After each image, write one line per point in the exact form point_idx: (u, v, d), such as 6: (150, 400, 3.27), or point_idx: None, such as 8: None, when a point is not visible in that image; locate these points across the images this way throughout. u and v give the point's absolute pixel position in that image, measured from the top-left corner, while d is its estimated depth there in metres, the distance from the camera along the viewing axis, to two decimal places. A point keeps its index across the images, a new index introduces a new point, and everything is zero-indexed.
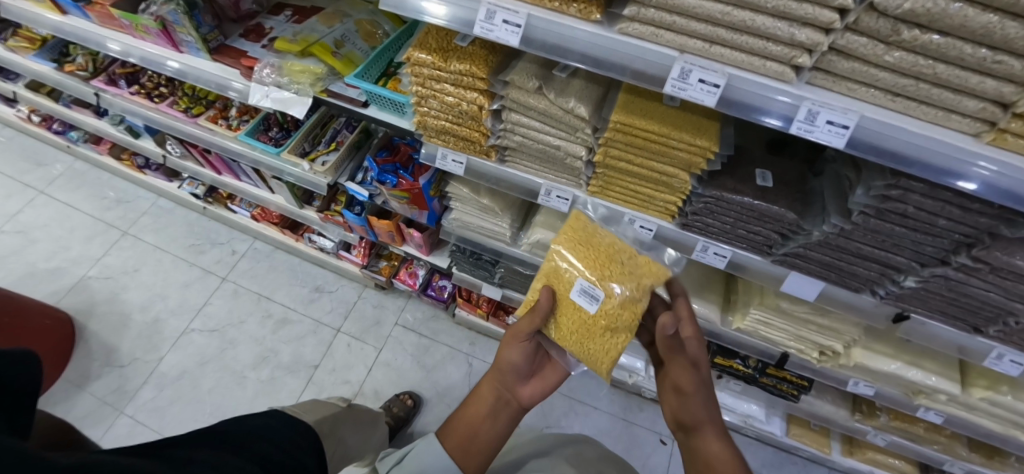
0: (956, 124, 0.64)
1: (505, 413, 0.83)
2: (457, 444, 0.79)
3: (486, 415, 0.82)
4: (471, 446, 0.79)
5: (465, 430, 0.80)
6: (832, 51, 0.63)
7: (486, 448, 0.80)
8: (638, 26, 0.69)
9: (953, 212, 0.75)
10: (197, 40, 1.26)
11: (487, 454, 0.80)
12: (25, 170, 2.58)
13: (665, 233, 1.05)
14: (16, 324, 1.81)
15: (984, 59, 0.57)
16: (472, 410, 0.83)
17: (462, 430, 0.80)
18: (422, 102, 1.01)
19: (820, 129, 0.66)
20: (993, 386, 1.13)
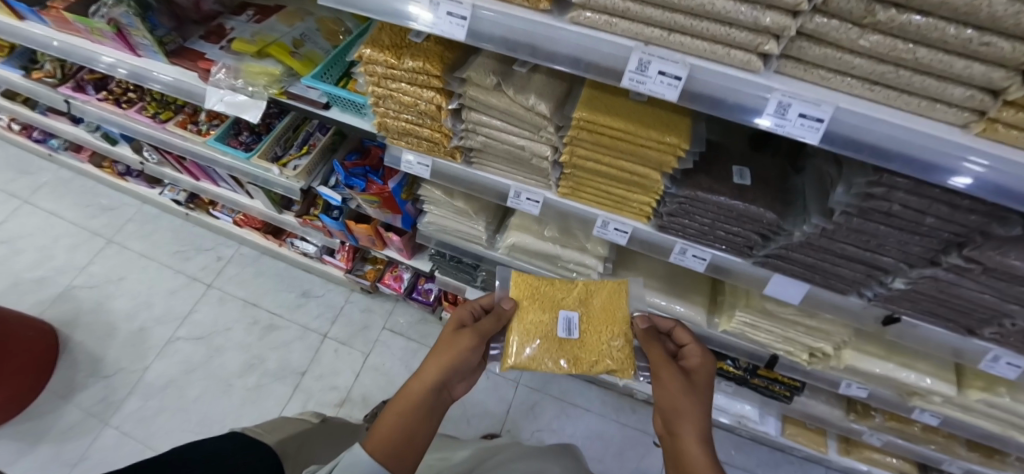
0: (941, 115, 0.58)
1: (437, 410, 0.83)
2: (393, 441, 0.74)
3: (421, 414, 0.79)
4: (407, 444, 0.75)
5: (405, 427, 0.76)
6: (801, 37, 0.57)
7: (417, 451, 0.76)
8: (591, 15, 0.63)
9: (942, 210, 0.68)
10: (153, 43, 1.20)
11: (417, 455, 0.76)
12: (9, 179, 2.55)
13: (641, 236, 0.99)
14: None
15: (970, 41, 0.50)
16: (403, 405, 0.79)
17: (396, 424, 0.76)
18: (380, 103, 0.96)
19: (792, 123, 0.60)
20: (989, 388, 1.06)
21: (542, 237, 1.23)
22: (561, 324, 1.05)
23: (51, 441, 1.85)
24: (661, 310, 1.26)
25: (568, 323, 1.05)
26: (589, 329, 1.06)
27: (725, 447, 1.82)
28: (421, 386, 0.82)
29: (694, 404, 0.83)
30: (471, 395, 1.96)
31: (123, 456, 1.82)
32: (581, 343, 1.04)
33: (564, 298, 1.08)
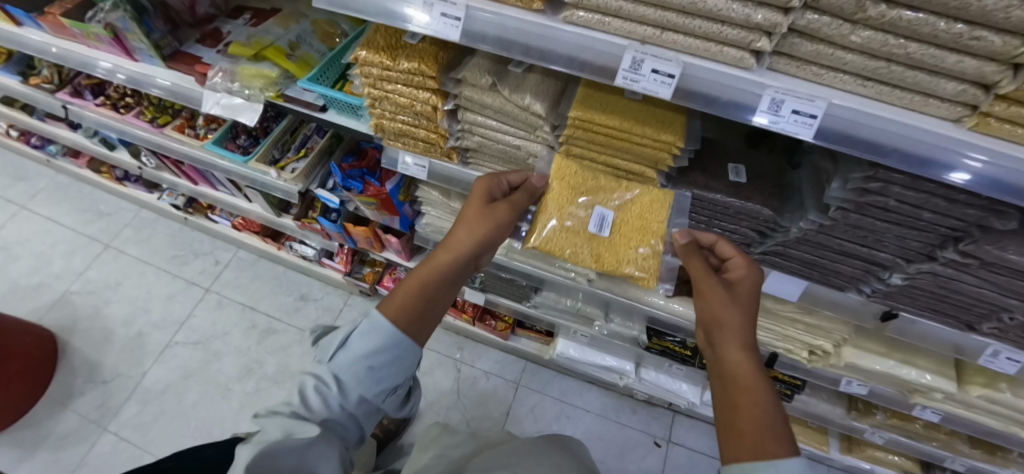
0: (935, 110, 0.58)
1: (461, 280, 0.84)
2: (408, 319, 0.77)
3: (436, 287, 0.80)
4: (419, 319, 0.78)
5: (420, 297, 0.79)
6: (793, 33, 0.57)
7: (429, 316, 0.80)
8: (584, 15, 0.63)
9: (938, 204, 0.69)
10: (149, 47, 1.20)
11: (430, 320, 0.80)
12: (7, 185, 2.55)
13: None
14: None
15: (960, 36, 0.51)
16: (425, 275, 0.80)
17: (408, 300, 0.78)
18: (376, 104, 0.96)
19: (785, 119, 0.61)
20: (990, 383, 1.07)
21: None
22: (595, 219, 0.88)
23: (48, 448, 1.84)
24: (659, 309, 1.26)
25: (601, 220, 0.88)
26: (626, 227, 0.88)
27: None
28: (442, 266, 0.81)
29: (743, 328, 0.71)
30: (471, 397, 1.97)
31: (121, 462, 1.82)
32: (611, 242, 0.89)
33: (607, 187, 0.89)
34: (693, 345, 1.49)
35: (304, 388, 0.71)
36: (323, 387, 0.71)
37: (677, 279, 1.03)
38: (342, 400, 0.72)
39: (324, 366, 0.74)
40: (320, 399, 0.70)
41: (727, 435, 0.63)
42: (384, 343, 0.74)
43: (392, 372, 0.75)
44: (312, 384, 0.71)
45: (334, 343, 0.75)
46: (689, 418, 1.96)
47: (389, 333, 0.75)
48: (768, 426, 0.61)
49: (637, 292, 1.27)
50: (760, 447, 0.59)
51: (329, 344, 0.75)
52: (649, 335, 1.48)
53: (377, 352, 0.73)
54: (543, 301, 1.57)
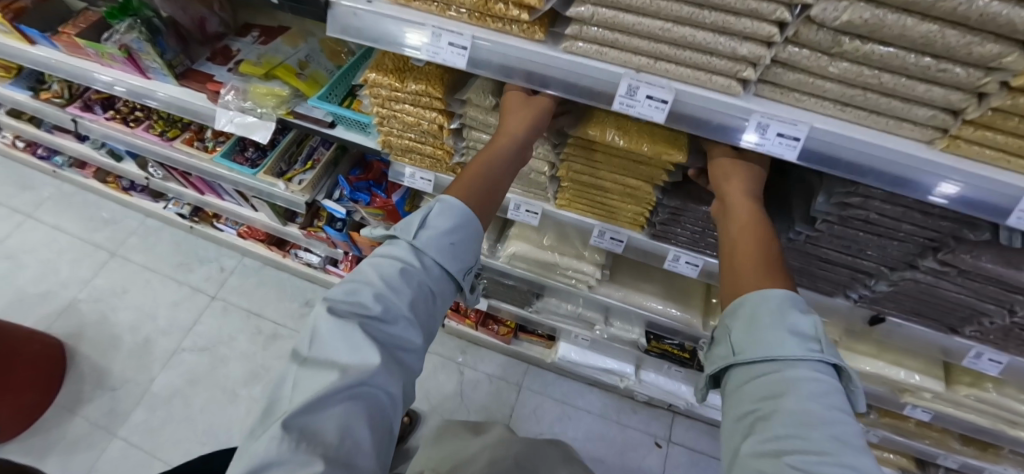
0: (909, 132, 0.63)
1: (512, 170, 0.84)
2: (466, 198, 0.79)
3: (493, 180, 0.81)
4: (480, 201, 0.81)
5: (482, 187, 0.80)
6: (776, 64, 0.62)
7: (486, 207, 0.82)
8: (582, 45, 0.67)
9: (915, 217, 0.73)
10: (163, 67, 1.25)
11: (486, 210, 0.82)
12: (14, 195, 2.58)
13: (636, 244, 1.04)
14: None
15: (928, 68, 0.55)
16: (481, 167, 0.80)
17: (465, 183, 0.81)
18: (383, 122, 1.01)
19: (771, 142, 0.65)
20: (977, 383, 1.13)
21: (541, 246, 1.28)
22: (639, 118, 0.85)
23: (59, 454, 1.88)
24: (658, 314, 1.30)
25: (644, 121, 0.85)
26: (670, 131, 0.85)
27: None
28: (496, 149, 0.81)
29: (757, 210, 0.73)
30: (474, 399, 2.01)
31: (130, 466, 1.85)
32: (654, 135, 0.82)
33: None
34: (690, 348, 1.54)
35: (382, 267, 0.74)
36: (400, 276, 0.73)
37: (690, 261, 1.00)
38: (420, 283, 0.75)
39: (404, 243, 0.77)
40: (391, 299, 0.71)
41: (730, 280, 0.69)
42: (452, 223, 0.77)
43: (464, 250, 0.78)
44: (393, 263, 0.74)
45: (411, 224, 0.78)
46: (688, 418, 2.01)
47: (456, 215, 0.77)
48: (762, 271, 0.67)
49: (636, 298, 1.31)
50: (750, 287, 0.66)
51: (407, 225, 0.78)
52: (648, 338, 1.52)
53: (453, 231, 0.77)
54: (544, 306, 1.62)
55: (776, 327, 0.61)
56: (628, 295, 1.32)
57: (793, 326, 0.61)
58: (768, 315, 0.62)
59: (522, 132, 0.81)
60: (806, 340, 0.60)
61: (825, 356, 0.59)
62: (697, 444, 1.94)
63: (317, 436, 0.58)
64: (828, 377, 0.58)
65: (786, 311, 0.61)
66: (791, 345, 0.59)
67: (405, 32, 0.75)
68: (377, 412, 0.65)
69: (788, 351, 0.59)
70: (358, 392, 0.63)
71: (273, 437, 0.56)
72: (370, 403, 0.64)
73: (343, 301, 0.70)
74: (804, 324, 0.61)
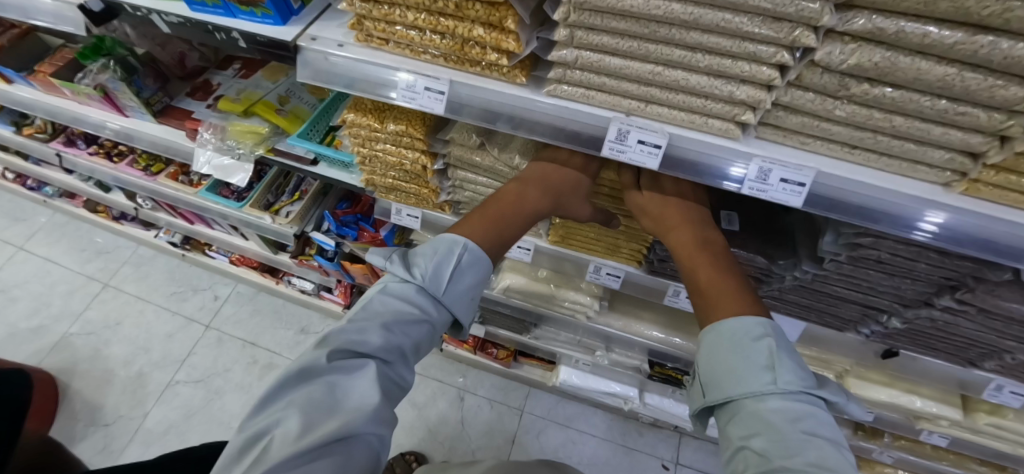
0: (924, 175, 0.58)
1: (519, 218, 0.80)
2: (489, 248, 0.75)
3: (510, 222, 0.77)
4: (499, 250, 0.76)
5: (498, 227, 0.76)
6: (778, 107, 0.57)
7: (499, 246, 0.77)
8: (567, 88, 0.63)
9: (932, 257, 0.68)
10: (140, 105, 1.20)
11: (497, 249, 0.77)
12: (4, 227, 2.49)
13: (634, 278, 0.98)
14: None
15: (946, 111, 0.50)
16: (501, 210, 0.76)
17: (493, 230, 0.75)
18: (366, 162, 0.97)
19: (774, 188, 0.60)
20: (996, 411, 1.08)
21: (535, 278, 1.24)
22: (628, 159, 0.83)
23: None
24: (659, 343, 1.25)
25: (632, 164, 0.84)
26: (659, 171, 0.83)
27: None
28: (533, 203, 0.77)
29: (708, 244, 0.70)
30: (477, 426, 1.96)
31: None
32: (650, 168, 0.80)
33: None
34: None
35: (390, 310, 0.69)
36: (413, 326, 0.69)
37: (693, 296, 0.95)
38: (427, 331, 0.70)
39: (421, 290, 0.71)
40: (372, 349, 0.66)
41: (699, 302, 0.66)
42: (476, 277, 0.73)
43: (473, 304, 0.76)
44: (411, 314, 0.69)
45: (437, 274, 0.71)
46: (696, 438, 1.95)
47: (480, 270, 0.73)
48: (735, 301, 0.63)
49: (636, 328, 1.26)
50: (720, 317, 0.62)
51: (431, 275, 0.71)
52: (651, 364, 1.48)
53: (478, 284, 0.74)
54: (543, 333, 1.58)
55: (732, 360, 0.58)
56: (628, 324, 1.27)
57: (747, 356, 0.57)
58: (724, 346, 0.59)
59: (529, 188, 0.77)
60: (763, 371, 0.56)
61: (787, 387, 0.55)
62: (706, 465, 1.89)
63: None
64: (803, 404, 0.54)
65: (738, 344, 0.58)
66: (748, 380, 0.56)
67: (379, 76, 0.71)
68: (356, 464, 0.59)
69: (747, 388, 0.56)
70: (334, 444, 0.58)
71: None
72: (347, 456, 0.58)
73: (338, 343, 0.64)
74: (757, 351, 0.57)
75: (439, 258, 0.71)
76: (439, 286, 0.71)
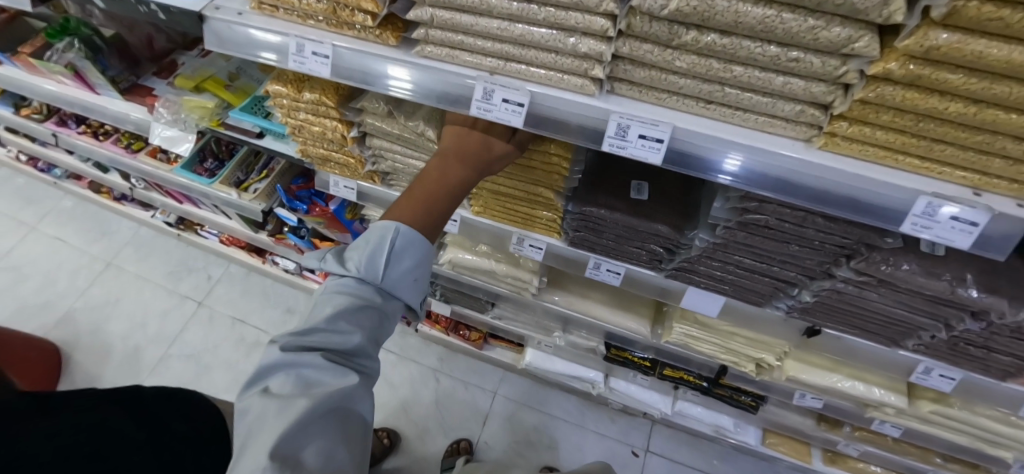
0: (783, 130, 0.56)
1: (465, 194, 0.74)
2: (420, 225, 0.69)
3: (447, 200, 0.72)
4: (438, 223, 0.72)
5: (421, 207, 0.70)
6: (623, 60, 0.56)
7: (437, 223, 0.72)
8: (432, 49, 0.65)
9: (819, 222, 0.66)
10: (106, 82, 1.27)
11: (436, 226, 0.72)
12: (17, 208, 2.61)
13: (555, 250, 0.97)
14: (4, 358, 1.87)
15: (778, 58, 0.49)
16: (431, 187, 0.71)
17: (423, 209, 0.70)
18: (296, 132, 1.00)
19: (633, 144, 0.59)
20: (941, 398, 1.03)
21: (477, 253, 1.23)
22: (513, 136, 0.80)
23: None
24: (603, 321, 1.24)
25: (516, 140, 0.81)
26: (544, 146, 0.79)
27: (706, 457, 1.87)
28: (457, 174, 0.72)
29: None
30: (449, 408, 1.98)
31: None
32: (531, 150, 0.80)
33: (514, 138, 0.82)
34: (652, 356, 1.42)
35: (336, 305, 0.65)
36: (360, 313, 0.65)
37: (619, 260, 0.93)
38: (376, 317, 0.67)
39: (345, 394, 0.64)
40: (345, 333, 0.63)
41: None
42: (416, 258, 0.68)
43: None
44: (351, 299, 0.65)
45: (373, 261, 0.66)
46: (669, 426, 1.93)
47: (421, 247, 0.69)
48: None
49: (581, 306, 1.25)
50: None
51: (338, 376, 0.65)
52: (607, 346, 1.43)
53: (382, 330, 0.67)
54: (503, 313, 1.58)
55: None
56: (573, 302, 1.26)
57: None
58: None
59: (463, 164, 0.72)
60: None
61: None
62: (679, 454, 1.88)
63: (297, 469, 0.54)
64: None
65: None
66: None
67: (270, 40, 0.73)
68: (348, 425, 0.61)
69: None
70: (335, 412, 0.59)
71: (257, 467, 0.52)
72: (343, 419, 0.61)
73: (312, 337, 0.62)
74: None
75: (372, 249, 0.66)
76: (378, 272, 0.66)
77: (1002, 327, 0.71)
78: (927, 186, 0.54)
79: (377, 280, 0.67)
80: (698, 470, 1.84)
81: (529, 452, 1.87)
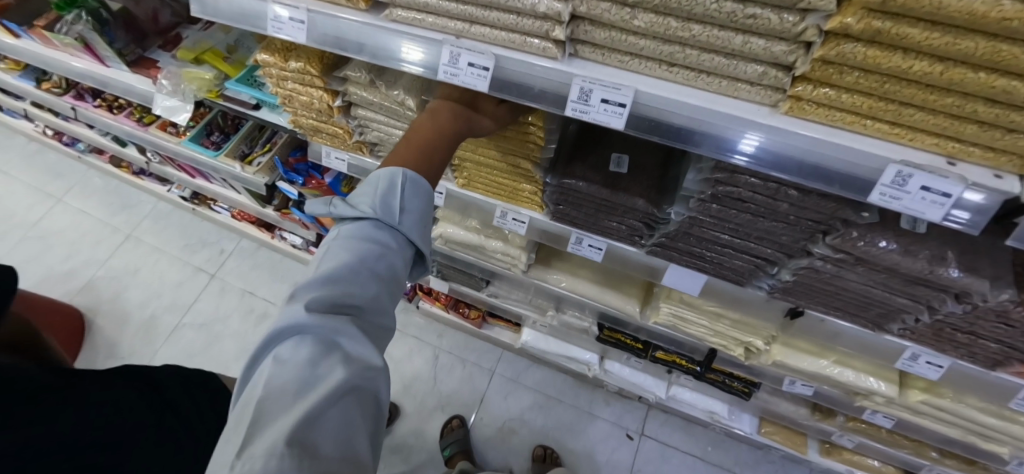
0: (747, 95, 0.55)
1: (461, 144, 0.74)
2: (424, 168, 0.69)
3: (444, 147, 0.71)
4: (438, 169, 0.71)
5: (418, 152, 0.69)
6: (584, 20, 0.56)
7: (437, 169, 0.71)
8: (402, 13, 0.65)
9: (792, 195, 0.63)
10: (114, 55, 1.31)
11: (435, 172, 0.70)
12: (45, 180, 2.72)
13: (539, 225, 0.97)
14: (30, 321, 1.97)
15: (735, 15, 0.49)
16: (424, 137, 0.70)
17: (420, 153, 0.69)
18: (286, 103, 1.01)
19: (596, 109, 0.58)
20: (932, 388, 1.00)
21: (467, 228, 1.24)
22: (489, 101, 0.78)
23: None
24: (591, 299, 1.24)
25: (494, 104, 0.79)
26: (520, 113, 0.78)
27: (701, 443, 1.86)
28: (448, 122, 0.72)
29: None
30: (446, 384, 2.01)
31: None
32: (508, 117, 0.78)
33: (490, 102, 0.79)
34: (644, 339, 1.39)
35: (353, 256, 0.60)
36: (378, 261, 0.62)
37: (601, 234, 0.92)
38: (392, 267, 0.63)
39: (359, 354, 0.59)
40: (363, 287, 0.59)
41: None
42: (423, 204, 0.67)
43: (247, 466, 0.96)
44: (369, 247, 0.62)
45: (386, 204, 0.64)
46: (665, 412, 1.92)
47: (426, 192, 0.67)
48: None
49: (570, 284, 1.25)
50: None
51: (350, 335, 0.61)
52: (599, 326, 1.41)
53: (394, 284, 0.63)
54: (498, 290, 1.59)
55: None
56: (563, 279, 1.26)
57: None
58: None
59: (450, 117, 0.73)
60: None
61: None
62: (674, 440, 1.88)
63: (314, 457, 0.48)
64: None
65: None
66: None
67: (249, 5, 0.74)
68: (366, 396, 0.56)
69: None
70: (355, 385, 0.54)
71: (271, 452, 0.45)
72: (361, 393, 0.56)
73: (329, 293, 0.57)
74: None
75: (384, 191, 0.64)
76: (393, 215, 0.64)
77: (987, 310, 0.67)
78: (897, 154, 0.50)
79: (392, 224, 0.64)
80: (692, 456, 1.83)
81: (524, 431, 1.90)
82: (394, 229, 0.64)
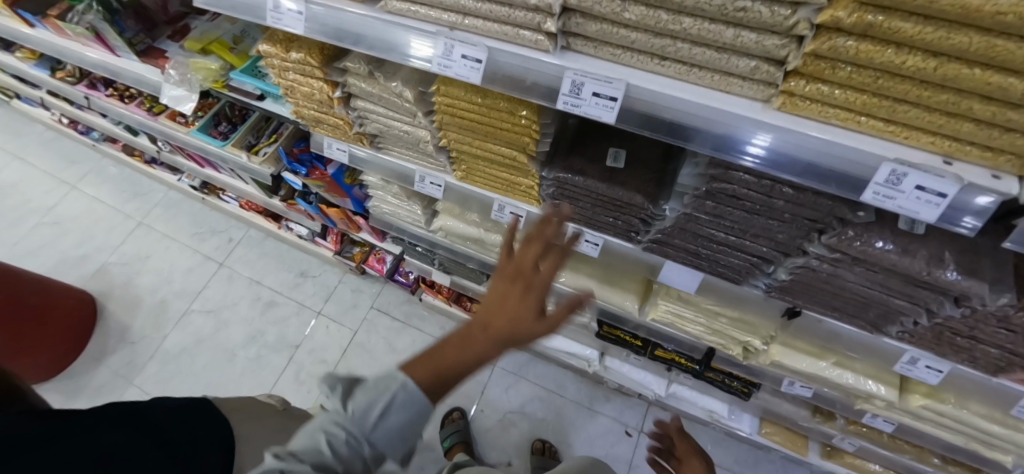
0: (739, 89, 0.54)
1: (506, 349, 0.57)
2: (436, 392, 0.56)
3: (473, 362, 0.57)
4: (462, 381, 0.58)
5: (439, 367, 0.56)
6: (575, 13, 0.56)
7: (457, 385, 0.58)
8: (397, 4, 0.65)
9: (786, 193, 0.63)
10: (124, 44, 1.33)
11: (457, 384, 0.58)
12: (61, 167, 2.78)
13: (536, 219, 0.97)
14: (43, 304, 2.02)
15: (726, 8, 0.48)
16: (454, 353, 0.56)
17: (435, 370, 0.56)
18: (289, 94, 1.02)
19: (587, 102, 0.58)
20: (934, 394, 0.98)
21: (467, 221, 1.25)
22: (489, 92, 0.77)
23: (84, 398, 2.09)
24: (590, 295, 1.24)
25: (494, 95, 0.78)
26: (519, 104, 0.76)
27: (701, 441, 1.85)
28: (489, 343, 0.56)
29: None
30: None
31: None
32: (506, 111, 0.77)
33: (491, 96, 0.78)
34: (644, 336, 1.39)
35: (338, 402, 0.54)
36: (358, 419, 0.52)
37: (598, 229, 0.92)
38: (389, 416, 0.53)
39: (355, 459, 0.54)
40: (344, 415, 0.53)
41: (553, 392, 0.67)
42: (412, 416, 0.55)
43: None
44: (343, 418, 0.52)
45: (369, 409, 0.53)
46: (665, 410, 1.92)
47: (418, 407, 0.55)
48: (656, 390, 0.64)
49: (569, 279, 1.25)
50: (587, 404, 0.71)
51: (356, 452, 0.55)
52: (599, 323, 1.40)
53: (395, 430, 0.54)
54: None
55: None
56: (562, 275, 1.26)
57: None
58: None
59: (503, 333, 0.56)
60: None
61: None
62: None
63: None
64: None
65: None
66: None
67: None
68: None
69: None
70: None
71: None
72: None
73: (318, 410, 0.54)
74: None
75: (376, 394, 0.54)
76: (369, 424, 0.53)
77: (987, 314, 0.66)
78: (893, 152, 0.49)
79: (365, 430, 0.52)
80: None
81: (523, 425, 1.91)
82: (373, 431, 0.53)
